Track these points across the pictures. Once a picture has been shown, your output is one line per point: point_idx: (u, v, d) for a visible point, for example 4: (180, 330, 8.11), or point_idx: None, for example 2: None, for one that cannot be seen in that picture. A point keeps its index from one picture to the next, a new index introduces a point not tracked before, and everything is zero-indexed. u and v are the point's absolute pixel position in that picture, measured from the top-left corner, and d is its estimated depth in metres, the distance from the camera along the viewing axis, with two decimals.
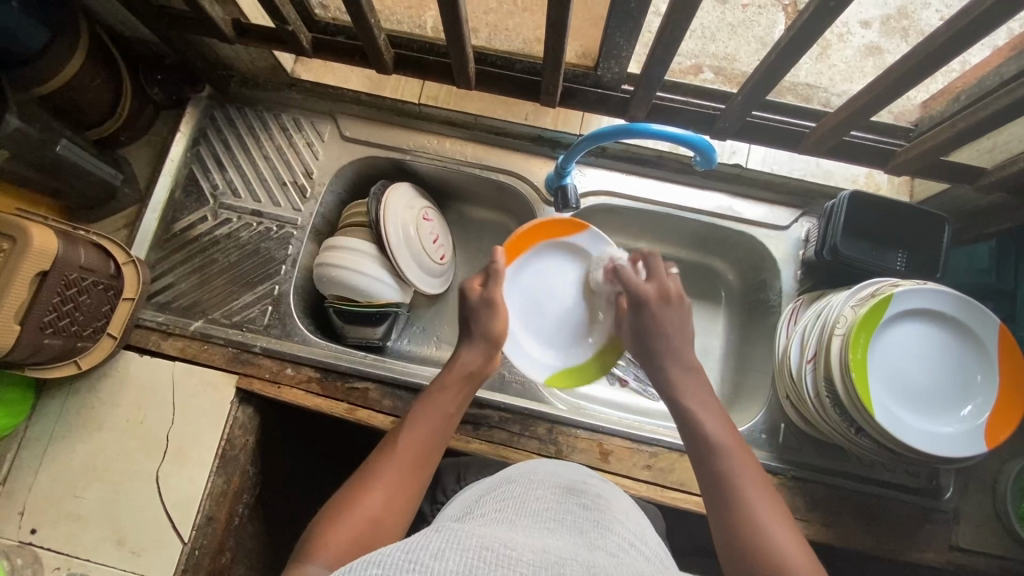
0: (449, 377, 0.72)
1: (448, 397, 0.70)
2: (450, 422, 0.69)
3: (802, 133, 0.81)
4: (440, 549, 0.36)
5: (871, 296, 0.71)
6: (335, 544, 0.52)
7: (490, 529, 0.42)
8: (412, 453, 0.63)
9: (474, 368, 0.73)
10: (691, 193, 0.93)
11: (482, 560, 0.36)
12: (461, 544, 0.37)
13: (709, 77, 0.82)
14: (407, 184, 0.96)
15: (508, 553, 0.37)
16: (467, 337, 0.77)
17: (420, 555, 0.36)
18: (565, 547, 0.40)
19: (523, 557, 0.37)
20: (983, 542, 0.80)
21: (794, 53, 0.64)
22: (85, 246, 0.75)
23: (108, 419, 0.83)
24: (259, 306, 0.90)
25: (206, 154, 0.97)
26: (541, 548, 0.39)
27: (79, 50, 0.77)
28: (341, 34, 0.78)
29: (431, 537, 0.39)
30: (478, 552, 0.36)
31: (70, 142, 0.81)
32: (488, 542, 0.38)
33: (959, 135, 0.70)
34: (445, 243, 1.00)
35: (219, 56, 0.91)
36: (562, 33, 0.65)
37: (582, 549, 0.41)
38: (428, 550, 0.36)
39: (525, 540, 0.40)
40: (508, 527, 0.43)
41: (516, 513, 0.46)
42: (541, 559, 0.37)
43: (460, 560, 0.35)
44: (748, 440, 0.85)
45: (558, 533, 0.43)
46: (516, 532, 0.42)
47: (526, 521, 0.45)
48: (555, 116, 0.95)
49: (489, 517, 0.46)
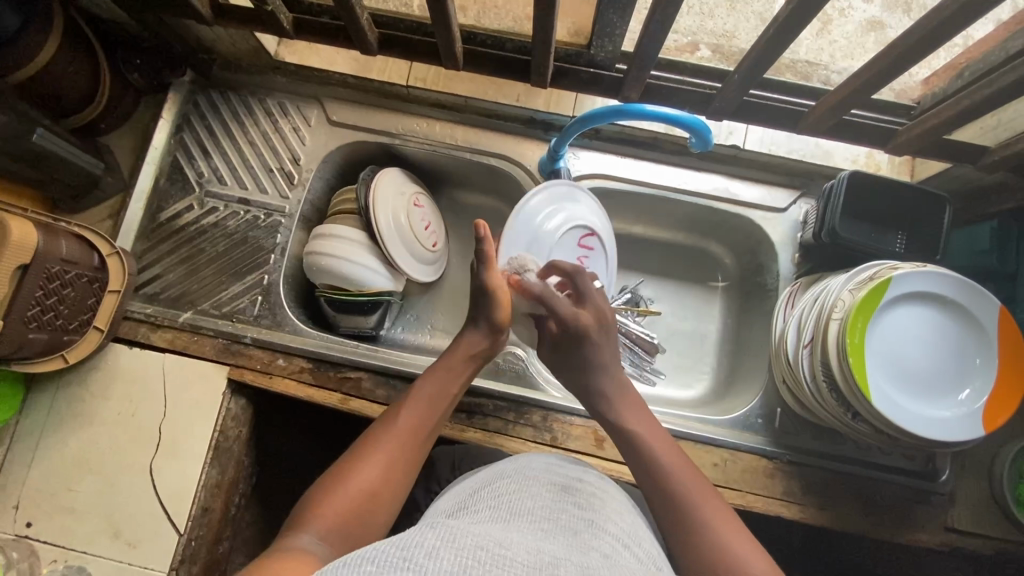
0: (455, 356, 0.71)
1: (450, 380, 0.69)
2: (451, 401, 0.68)
3: (802, 111, 0.78)
4: (435, 546, 0.36)
5: (871, 279, 0.69)
6: (331, 511, 0.53)
7: (484, 528, 0.41)
8: (409, 431, 0.62)
9: (478, 351, 0.72)
10: (688, 175, 0.92)
11: (477, 560, 0.35)
12: (456, 542, 0.37)
13: (706, 54, 0.80)
14: (402, 177, 0.94)
15: (503, 554, 0.36)
16: (473, 318, 0.74)
17: (415, 552, 0.35)
18: (559, 547, 0.40)
19: (517, 558, 0.36)
20: (979, 523, 0.80)
21: (792, 29, 0.61)
22: (68, 238, 0.73)
23: (99, 412, 0.82)
24: (249, 297, 0.89)
25: (190, 141, 0.94)
26: (536, 549, 0.39)
27: (53, 34, 0.74)
28: (324, 15, 0.75)
29: (424, 534, 0.38)
30: (473, 551, 0.36)
31: (47, 131, 0.78)
32: (483, 540, 0.38)
33: (962, 113, 0.68)
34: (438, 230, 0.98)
35: (200, 38, 0.88)
36: (551, 11, 0.62)
37: (576, 550, 0.40)
38: (422, 548, 0.35)
39: (520, 540, 0.39)
40: (502, 526, 0.42)
41: (509, 511, 0.45)
42: (536, 561, 0.36)
43: (454, 559, 0.34)
44: (743, 425, 0.85)
45: (552, 533, 0.42)
46: (511, 531, 0.41)
47: (521, 520, 0.44)
48: (547, 97, 0.93)
49: (482, 515, 0.45)
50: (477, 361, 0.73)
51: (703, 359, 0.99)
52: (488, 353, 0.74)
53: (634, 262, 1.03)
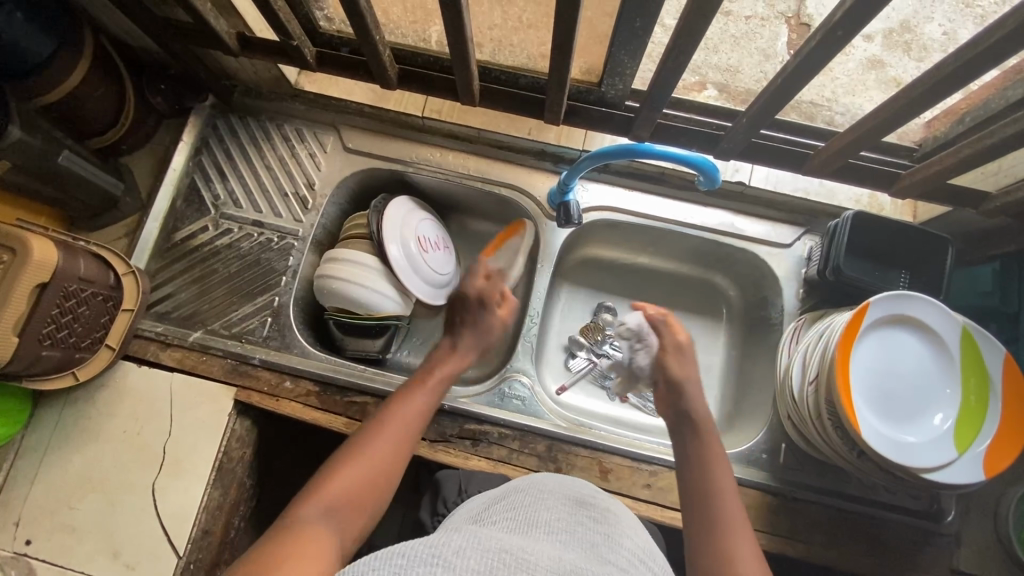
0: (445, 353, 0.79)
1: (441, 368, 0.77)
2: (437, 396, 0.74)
3: (807, 153, 0.80)
4: (462, 547, 0.37)
5: (896, 324, 0.72)
6: (335, 483, 0.60)
7: (506, 534, 0.42)
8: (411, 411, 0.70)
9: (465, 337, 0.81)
10: (694, 209, 0.93)
11: (503, 562, 0.36)
12: (480, 545, 0.38)
13: (713, 93, 0.85)
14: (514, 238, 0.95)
15: (527, 558, 0.37)
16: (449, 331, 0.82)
17: (443, 550, 0.36)
18: (579, 556, 0.41)
19: (541, 563, 0.37)
20: (985, 566, 0.79)
21: (800, 79, 0.64)
22: (85, 257, 0.75)
23: (105, 429, 0.83)
24: (259, 318, 0.90)
25: (208, 164, 0.96)
26: (557, 555, 0.39)
27: (83, 60, 0.77)
28: (345, 46, 0.78)
29: (451, 535, 0.39)
30: (498, 554, 0.37)
31: (71, 152, 0.80)
32: (503, 546, 0.38)
33: (963, 161, 0.69)
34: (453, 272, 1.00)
35: (222, 65, 0.91)
36: (568, 52, 0.65)
37: (595, 560, 0.41)
38: (450, 547, 0.37)
39: (541, 547, 0.40)
40: (522, 534, 0.43)
41: (528, 520, 0.46)
42: (559, 567, 0.37)
43: (481, 559, 0.36)
44: (748, 459, 0.85)
45: (570, 542, 0.43)
46: (531, 539, 0.42)
47: (539, 529, 0.45)
48: (558, 132, 0.96)
49: (501, 523, 0.46)
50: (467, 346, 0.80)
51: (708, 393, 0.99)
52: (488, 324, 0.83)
53: (640, 292, 1.04)
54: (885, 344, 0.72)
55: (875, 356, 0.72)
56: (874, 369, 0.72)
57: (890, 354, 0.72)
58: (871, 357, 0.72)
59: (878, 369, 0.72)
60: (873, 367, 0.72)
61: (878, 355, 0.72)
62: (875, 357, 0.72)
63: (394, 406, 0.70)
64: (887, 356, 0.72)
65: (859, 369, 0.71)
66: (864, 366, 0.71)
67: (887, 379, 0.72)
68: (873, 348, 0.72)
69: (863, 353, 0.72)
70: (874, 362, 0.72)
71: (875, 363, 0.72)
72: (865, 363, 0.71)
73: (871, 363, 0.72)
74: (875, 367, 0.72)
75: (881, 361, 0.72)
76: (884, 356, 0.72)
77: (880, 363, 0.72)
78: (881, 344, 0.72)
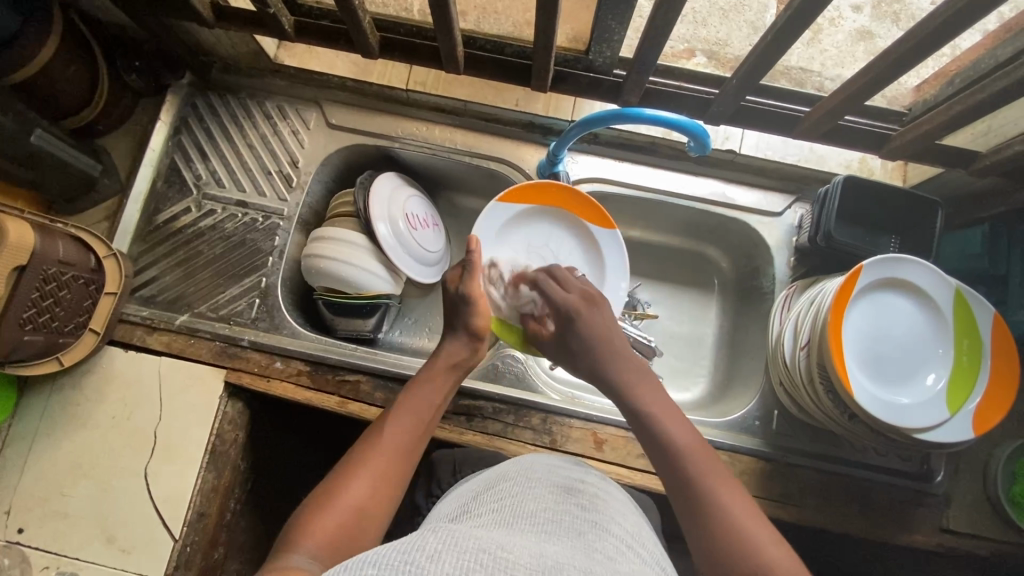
0: (434, 367, 0.71)
1: (433, 389, 0.68)
2: (436, 411, 0.68)
3: (797, 117, 0.80)
4: (436, 550, 0.36)
5: (885, 286, 0.72)
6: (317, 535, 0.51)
7: (487, 531, 0.41)
8: (399, 441, 0.61)
9: (459, 359, 0.72)
10: (686, 180, 0.92)
11: (479, 563, 0.35)
12: (457, 546, 0.36)
13: (702, 61, 0.83)
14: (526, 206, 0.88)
15: (506, 557, 0.36)
16: (450, 329, 0.75)
17: (416, 556, 0.35)
18: (563, 549, 0.40)
19: (521, 561, 0.36)
20: (974, 524, 0.80)
21: (788, 38, 0.63)
22: (64, 240, 0.73)
23: (93, 415, 0.82)
24: (247, 299, 0.88)
25: (188, 144, 0.94)
26: (539, 551, 0.39)
27: (53, 36, 0.74)
28: (325, 18, 0.76)
29: (426, 537, 0.38)
30: (475, 555, 0.36)
31: (45, 132, 0.78)
32: (481, 546, 0.37)
33: (954, 119, 0.69)
34: (445, 247, 1.01)
35: (199, 41, 0.88)
36: (553, 15, 0.63)
37: (581, 552, 0.40)
38: (424, 551, 0.35)
39: (522, 543, 0.39)
40: (506, 529, 0.42)
41: (514, 513, 0.46)
42: (538, 564, 0.36)
43: (457, 562, 0.34)
44: (741, 427, 0.85)
45: (555, 535, 0.42)
46: (513, 534, 0.41)
47: (524, 523, 0.44)
48: (546, 102, 0.93)
49: (485, 518, 0.45)
50: (460, 371, 0.73)
51: (700, 363, 0.99)
52: (472, 358, 0.74)
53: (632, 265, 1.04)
54: (876, 309, 0.72)
55: (867, 321, 0.72)
56: (866, 335, 0.72)
57: (883, 318, 0.72)
58: (863, 324, 0.72)
59: (869, 333, 0.72)
60: (865, 332, 0.72)
61: (870, 321, 0.72)
62: (866, 323, 0.72)
63: (374, 439, 0.61)
64: (878, 320, 0.72)
65: (853, 335, 0.72)
66: (857, 332, 0.72)
67: (879, 343, 0.72)
68: (864, 315, 0.72)
69: (855, 319, 0.72)
70: (867, 327, 0.72)
71: (868, 330, 0.72)
72: (858, 328, 0.72)
73: (863, 328, 0.72)
74: (867, 333, 0.72)
75: (874, 326, 0.72)
76: (876, 321, 0.72)
77: (871, 328, 0.72)
78: (872, 309, 0.72)
